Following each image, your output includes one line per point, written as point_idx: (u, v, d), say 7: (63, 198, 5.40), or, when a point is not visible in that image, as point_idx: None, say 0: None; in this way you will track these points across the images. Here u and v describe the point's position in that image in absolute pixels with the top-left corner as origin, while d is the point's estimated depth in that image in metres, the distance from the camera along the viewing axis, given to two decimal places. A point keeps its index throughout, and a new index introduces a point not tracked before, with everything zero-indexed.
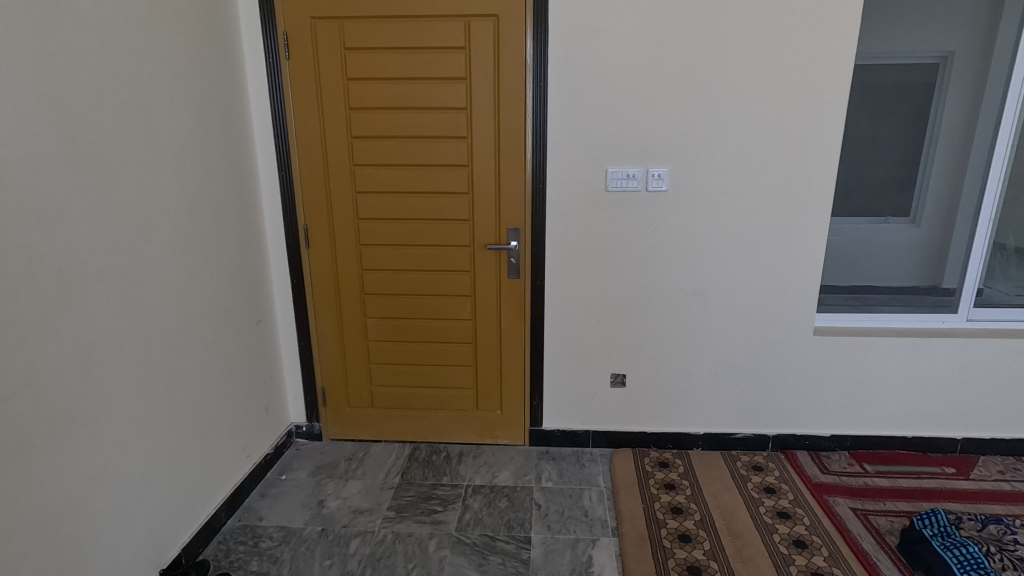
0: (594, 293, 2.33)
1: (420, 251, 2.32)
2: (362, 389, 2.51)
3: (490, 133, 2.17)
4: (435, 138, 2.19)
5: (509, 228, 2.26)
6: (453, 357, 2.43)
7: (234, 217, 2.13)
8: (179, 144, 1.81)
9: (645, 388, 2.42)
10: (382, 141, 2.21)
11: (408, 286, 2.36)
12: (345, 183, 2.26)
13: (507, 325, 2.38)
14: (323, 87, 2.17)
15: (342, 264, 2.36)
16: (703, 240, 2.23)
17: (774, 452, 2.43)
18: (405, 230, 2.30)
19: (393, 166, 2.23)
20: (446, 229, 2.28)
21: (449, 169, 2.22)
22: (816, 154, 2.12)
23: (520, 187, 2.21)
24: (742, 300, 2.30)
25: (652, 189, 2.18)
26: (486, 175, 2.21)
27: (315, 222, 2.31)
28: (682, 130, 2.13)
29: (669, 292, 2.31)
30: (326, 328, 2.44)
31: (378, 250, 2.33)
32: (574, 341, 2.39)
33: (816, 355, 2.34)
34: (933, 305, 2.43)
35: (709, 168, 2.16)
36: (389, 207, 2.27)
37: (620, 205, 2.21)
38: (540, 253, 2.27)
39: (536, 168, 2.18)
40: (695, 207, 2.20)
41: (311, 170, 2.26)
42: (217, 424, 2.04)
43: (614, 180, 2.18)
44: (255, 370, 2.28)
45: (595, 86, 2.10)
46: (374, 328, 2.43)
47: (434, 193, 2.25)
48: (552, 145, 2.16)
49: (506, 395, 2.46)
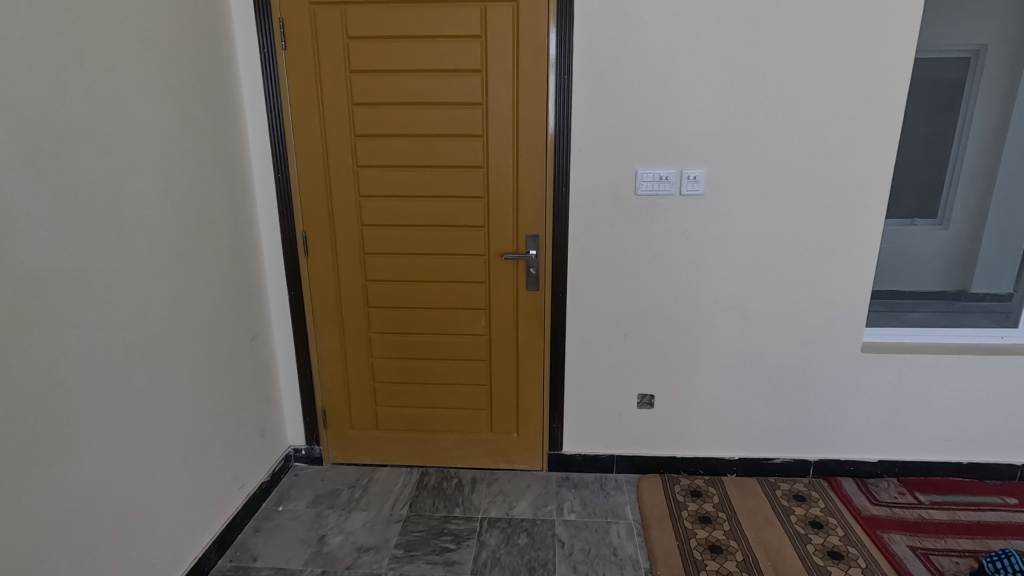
0: (619, 307, 2.12)
1: (430, 262, 2.11)
2: (366, 410, 2.31)
3: (508, 131, 1.97)
4: (447, 136, 1.99)
5: (527, 236, 2.05)
6: (465, 375, 2.23)
7: (225, 224, 1.92)
8: (162, 143, 1.61)
9: (674, 410, 2.22)
10: (389, 141, 2.00)
11: (417, 299, 2.16)
12: (348, 187, 2.06)
13: (526, 341, 2.17)
14: (324, 81, 1.96)
15: (345, 275, 2.15)
16: (741, 249, 2.03)
17: (816, 479, 2.23)
18: (414, 237, 2.09)
19: (401, 168, 2.03)
20: (459, 237, 2.08)
21: (463, 172, 2.02)
22: (869, 154, 1.91)
23: (541, 190, 2.01)
24: (784, 314, 2.09)
25: (686, 194, 1.98)
26: (504, 179, 2.01)
27: (315, 230, 2.11)
28: (720, 128, 1.92)
29: (703, 306, 2.10)
30: (327, 344, 2.24)
31: (384, 260, 2.12)
32: (598, 360, 2.18)
33: (863, 374, 2.13)
34: (960, 310, 2.29)
35: (750, 170, 1.95)
36: (397, 213, 2.07)
37: (650, 211, 2.01)
38: (562, 263, 2.07)
39: (558, 170, 1.98)
40: (733, 212, 1.99)
41: (310, 172, 2.05)
42: (206, 454, 1.84)
43: (643, 183, 1.97)
44: (249, 391, 2.08)
45: (624, 80, 1.90)
46: (380, 344, 2.22)
47: (446, 197, 2.05)
48: (577, 144, 1.96)
49: (523, 417, 2.26)
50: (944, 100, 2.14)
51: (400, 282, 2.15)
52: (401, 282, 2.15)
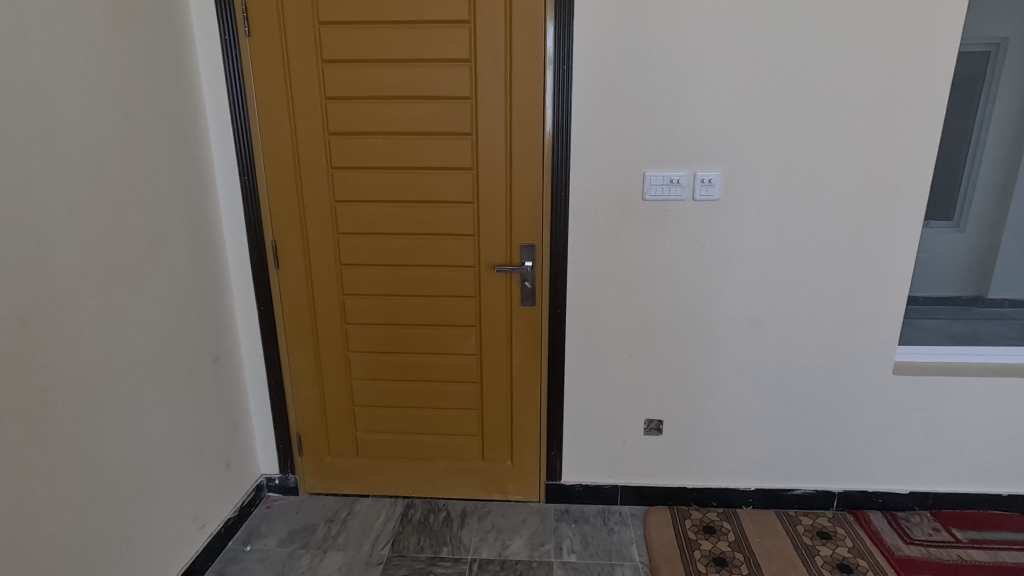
0: (624, 323, 1.92)
1: (414, 274, 1.90)
2: (345, 436, 2.10)
3: (500, 129, 1.76)
4: (432, 134, 1.78)
5: (522, 246, 1.84)
6: (454, 398, 2.02)
7: (182, 233, 1.71)
8: (99, 144, 1.39)
9: (685, 437, 2.02)
10: (366, 140, 1.79)
11: (399, 315, 1.95)
12: (322, 191, 1.84)
13: (521, 361, 1.96)
14: (292, 73, 1.75)
15: (319, 289, 1.94)
16: (760, 260, 1.82)
17: (840, 512, 2.03)
18: (396, 247, 1.88)
19: (381, 170, 1.82)
20: (446, 247, 1.87)
21: (449, 174, 1.80)
22: (906, 154, 1.71)
23: (537, 195, 1.80)
24: (807, 332, 1.88)
25: (700, 198, 1.77)
26: (495, 182, 1.80)
27: (285, 239, 1.90)
28: (738, 126, 1.71)
29: (718, 323, 1.90)
30: (301, 364, 2.03)
31: (363, 273, 1.91)
32: (600, 381, 1.98)
33: (894, 398, 1.93)
34: (976, 317, 2.08)
35: (772, 172, 1.74)
36: (376, 220, 1.86)
37: (660, 218, 1.80)
38: (560, 276, 1.86)
39: (556, 173, 1.76)
40: (752, 218, 1.78)
41: (279, 174, 1.84)
42: (159, 494, 1.63)
43: (652, 187, 1.76)
44: (212, 419, 1.87)
45: (629, 71, 1.69)
46: (359, 364, 2.01)
47: (431, 203, 1.83)
48: (577, 144, 1.75)
49: (518, 444, 2.05)
50: (983, 94, 1.92)
51: (380, 296, 1.93)
52: (382, 297, 1.93)
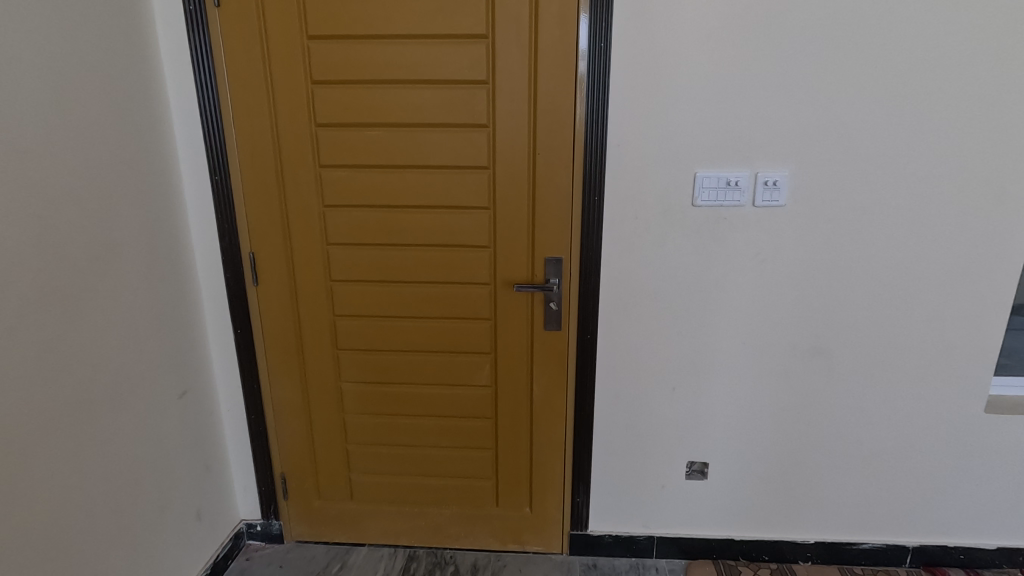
0: (665, 351, 1.62)
1: (417, 291, 1.61)
2: (338, 477, 1.82)
3: (523, 121, 1.46)
4: (441, 126, 1.48)
5: (546, 261, 1.55)
6: (465, 436, 1.73)
7: (138, 246, 1.42)
8: (19, 136, 1.10)
9: (734, 482, 1.72)
10: (361, 133, 1.49)
11: (401, 340, 1.65)
12: (309, 194, 1.55)
13: (544, 395, 1.67)
14: (272, 52, 1.45)
15: (306, 309, 1.65)
16: (830, 278, 1.53)
17: (914, 570, 1.74)
18: (397, 260, 1.58)
19: (378, 169, 1.52)
20: (456, 261, 1.57)
21: (459, 174, 1.51)
22: (1017, 152, 1.40)
23: (565, 201, 1.50)
24: (883, 363, 1.59)
25: (762, 204, 1.47)
26: (516, 185, 1.50)
27: (266, 252, 1.60)
28: (811, 118, 1.41)
29: (777, 351, 1.60)
30: (285, 396, 1.74)
31: (357, 291, 1.62)
32: (636, 418, 1.69)
33: (983, 439, 1.63)
34: None
35: (849, 173, 1.44)
36: (373, 228, 1.56)
37: (715, 227, 1.50)
38: (592, 296, 1.57)
39: (590, 174, 1.47)
40: (824, 229, 1.49)
41: (258, 175, 1.54)
42: (108, 563, 1.34)
43: (705, 190, 1.47)
44: (180, 464, 1.58)
45: (678, 50, 1.39)
46: (353, 397, 1.72)
47: (439, 208, 1.54)
48: (615, 138, 1.45)
49: (539, 489, 1.76)
50: None
51: (377, 317, 1.64)
52: (380, 318, 1.64)
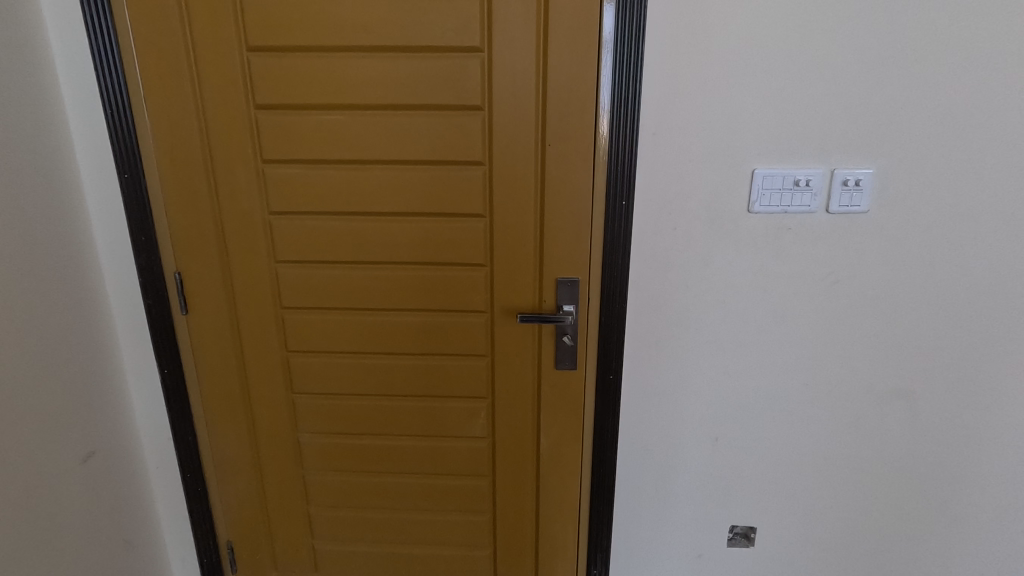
0: (706, 394, 1.29)
1: (393, 322, 1.26)
2: (298, 547, 1.47)
3: (529, 102, 1.11)
4: (421, 109, 1.13)
5: (558, 284, 1.21)
6: (455, 497, 1.40)
7: (17, 268, 1.05)
8: None
9: (785, 550, 1.40)
10: (315, 118, 1.14)
11: (374, 382, 1.31)
12: (249, 197, 1.18)
13: (554, 448, 1.34)
14: (193, 7, 1.08)
15: (251, 344, 1.29)
16: (919, 304, 1.20)
17: None
18: (365, 283, 1.24)
19: (340, 165, 1.16)
20: (442, 283, 1.23)
21: (445, 172, 1.16)
22: None
23: (584, 206, 1.15)
24: (979, 409, 1.27)
25: (838, 211, 1.14)
26: (519, 186, 1.15)
27: (196, 272, 1.24)
28: (906, 100, 1.08)
29: (847, 394, 1.28)
30: (228, 450, 1.38)
31: (316, 321, 1.27)
32: (667, 474, 1.36)
33: None
34: None
35: (952, 170, 1.11)
36: (335, 241, 1.21)
37: (775, 238, 1.17)
38: (615, 328, 1.23)
39: (615, 172, 1.13)
40: (916, 242, 1.16)
41: (181, 173, 1.18)
42: None
43: (765, 193, 1.13)
44: (89, 546, 1.23)
45: (735, 8, 1.05)
46: (315, 450, 1.38)
47: (418, 215, 1.19)
48: (648, 125, 1.11)
49: (546, 560, 1.43)
50: None
51: (342, 353, 1.30)
52: (346, 354, 1.30)
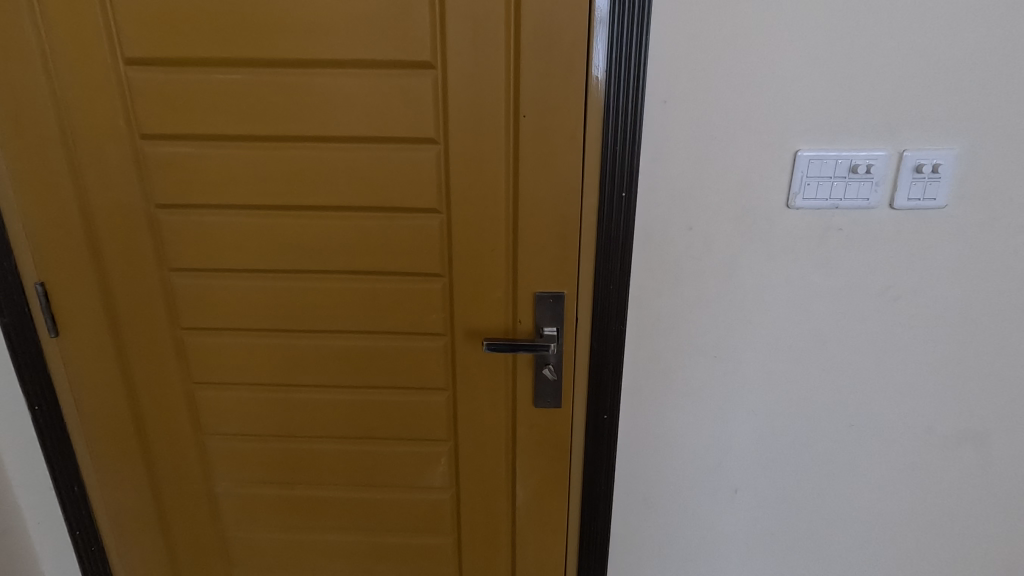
0: (724, 436, 1.03)
1: (326, 347, 0.98)
2: None
3: (497, 58, 0.82)
4: (353, 67, 0.83)
5: (537, 301, 0.93)
6: (412, 559, 1.13)
7: None
8: None
9: None
10: (210, 79, 0.84)
11: (306, 421, 1.04)
12: (126, 187, 0.89)
13: (533, 502, 1.07)
14: None
15: (145, 374, 1.01)
16: (1000, 326, 0.94)
17: None
18: (288, 299, 0.95)
19: (246, 144, 0.87)
20: (387, 299, 0.95)
21: (387, 154, 0.87)
22: None
23: (571, 200, 0.87)
24: None
25: (905, 206, 0.86)
26: (486, 173, 0.87)
27: (65, 284, 0.95)
28: (1005, 58, 0.80)
29: (901, 436, 1.01)
30: (126, 504, 1.10)
31: (226, 345, 0.99)
32: (674, 531, 1.10)
33: None
34: None
35: None
36: (245, 244, 0.92)
37: (823, 242, 0.89)
38: (612, 357, 0.96)
39: (613, 154, 0.85)
40: (1003, 247, 0.89)
41: (33, 153, 0.88)
42: None
43: (810, 183, 0.85)
44: None
45: None
46: (235, 504, 1.10)
47: (353, 210, 0.90)
48: (656, 91, 0.83)
49: None
50: None
51: (262, 386, 1.02)
52: (268, 388, 1.02)
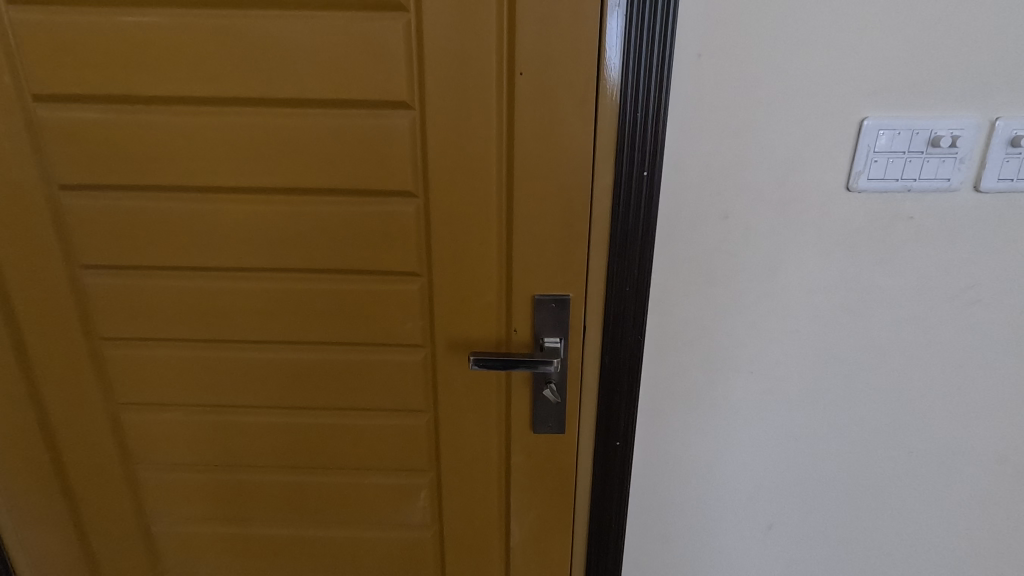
0: (757, 464, 0.87)
1: (280, 361, 0.81)
2: None
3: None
4: (302, 10, 0.65)
5: (535, 306, 0.76)
6: None
7: None
8: None
9: None
10: (119, 24, 0.66)
11: (258, 449, 0.87)
12: (20, 163, 0.71)
13: (531, 542, 0.90)
14: None
15: (60, 393, 0.83)
16: None
17: None
18: (232, 303, 0.78)
19: (169, 109, 0.69)
20: (352, 303, 0.78)
21: (348, 123, 0.69)
22: None
23: (578, 181, 0.70)
24: None
25: (994, 188, 0.69)
26: (472, 147, 0.70)
27: None
28: None
29: (969, 465, 0.85)
30: (45, 545, 0.93)
31: (158, 359, 0.81)
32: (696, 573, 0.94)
33: None
34: None
35: None
36: (174, 236, 0.74)
37: (887, 234, 0.72)
38: (626, 373, 0.79)
39: (632, 122, 0.68)
40: None
41: None
42: None
43: (878, 158, 0.68)
44: None
45: None
46: (176, 545, 0.93)
47: (308, 194, 0.73)
48: (688, 43, 0.66)
49: None
50: None
51: (204, 407, 0.84)
52: (212, 409, 0.85)
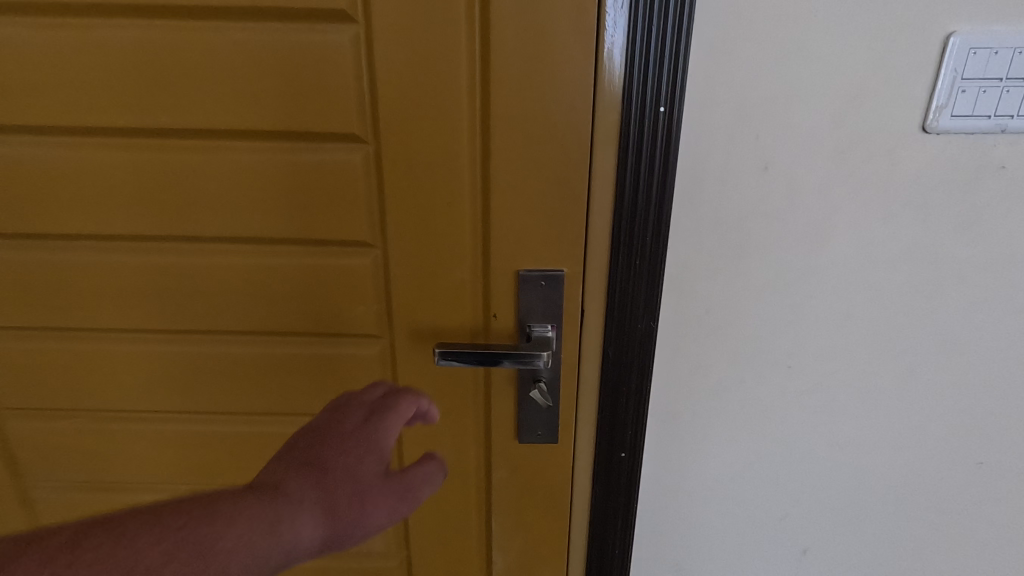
0: (793, 480, 0.71)
1: (201, 356, 0.65)
2: None
3: None
4: None
5: (519, 284, 0.60)
6: None
7: None
8: None
9: None
10: None
11: (180, 464, 0.70)
12: None
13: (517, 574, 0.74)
14: None
15: None
16: None
17: None
18: (136, 281, 0.62)
19: (38, 22, 0.53)
20: (289, 283, 0.61)
21: (273, 42, 0.53)
22: None
23: (574, 120, 0.54)
24: None
25: None
26: (435, 74, 0.53)
27: None
28: None
29: None
30: None
31: (49, 352, 0.65)
32: None
33: None
34: None
35: None
36: (57, 194, 0.58)
37: (973, 191, 0.56)
38: (634, 370, 0.63)
39: (645, 40, 0.51)
40: None
41: None
42: None
43: (964, 88, 0.52)
44: None
45: None
46: None
47: (228, 139, 0.56)
48: None
49: None
50: None
51: (109, 414, 0.68)
52: (119, 416, 0.68)
